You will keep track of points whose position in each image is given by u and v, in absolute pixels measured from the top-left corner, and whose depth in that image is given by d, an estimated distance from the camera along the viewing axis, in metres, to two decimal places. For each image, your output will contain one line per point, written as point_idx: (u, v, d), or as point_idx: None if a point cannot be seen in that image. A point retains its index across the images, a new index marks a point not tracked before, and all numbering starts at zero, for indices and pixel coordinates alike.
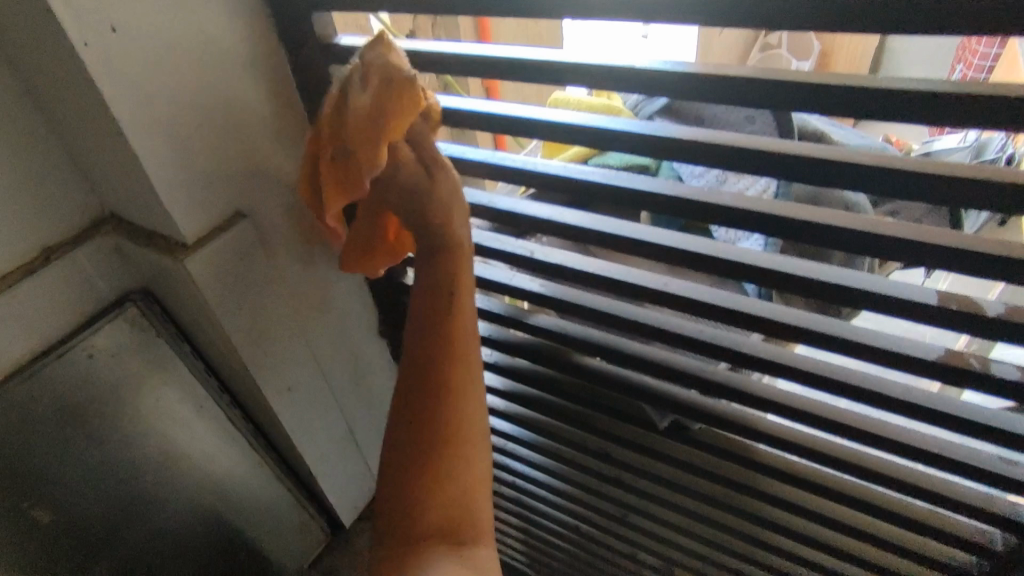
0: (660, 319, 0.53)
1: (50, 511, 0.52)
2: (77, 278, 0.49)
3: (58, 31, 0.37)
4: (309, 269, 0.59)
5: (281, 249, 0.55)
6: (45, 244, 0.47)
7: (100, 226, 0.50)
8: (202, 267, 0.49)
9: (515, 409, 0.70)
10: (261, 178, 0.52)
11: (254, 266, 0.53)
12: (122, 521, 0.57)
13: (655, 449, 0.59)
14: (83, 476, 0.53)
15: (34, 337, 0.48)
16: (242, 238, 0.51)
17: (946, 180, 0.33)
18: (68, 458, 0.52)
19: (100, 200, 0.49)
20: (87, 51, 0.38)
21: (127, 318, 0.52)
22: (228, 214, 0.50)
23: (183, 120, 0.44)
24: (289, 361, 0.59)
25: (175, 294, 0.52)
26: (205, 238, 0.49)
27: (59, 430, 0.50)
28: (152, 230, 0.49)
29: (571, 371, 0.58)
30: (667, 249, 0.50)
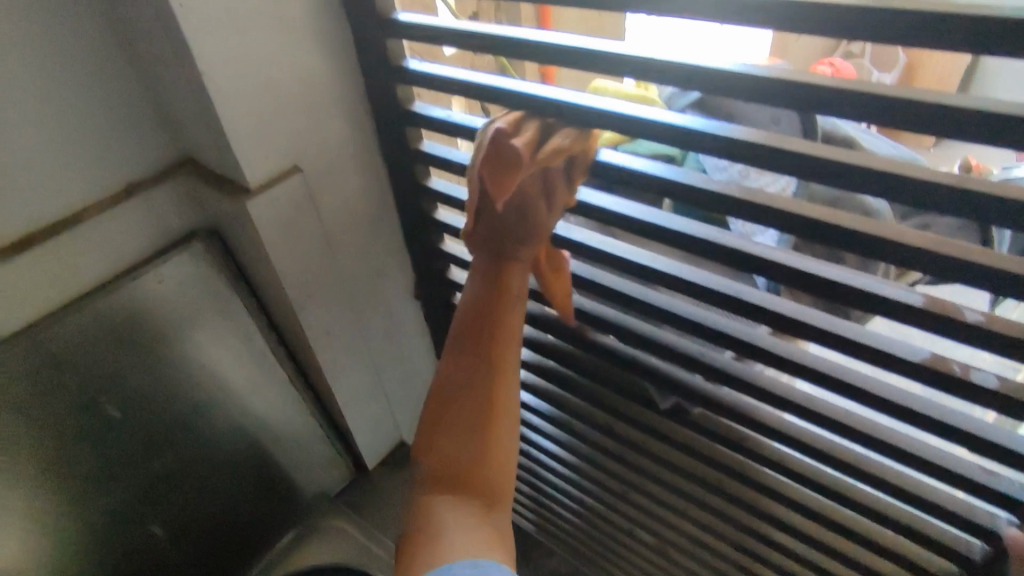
0: (683, 303, 0.56)
1: (115, 410, 0.59)
2: (154, 209, 0.57)
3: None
4: (357, 224, 0.65)
5: (331, 204, 0.61)
6: (133, 180, 0.55)
7: (180, 167, 0.57)
8: (264, 210, 0.55)
9: (536, 380, 0.75)
10: (321, 137, 0.58)
11: (308, 217, 0.59)
12: (172, 431, 0.64)
13: (657, 431, 0.62)
14: (141, 387, 0.60)
15: (112, 257, 0.56)
16: (298, 190, 0.57)
17: (951, 189, 0.35)
18: (136, 370, 0.59)
19: (181, 145, 0.56)
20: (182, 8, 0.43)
21: (193, 250, 0.60)
22: (290, 167, 0.56)
23: (257, 81, 0.50)
24: (331, 309, 0.66)
25: (239, 234, 0.59)
26: (269, 184, 0.55)
27: (130, 342, 0.58)
28: (220, 174, 0.55)
29: (583, 346, 0.62)
30: (689, 235, 0.52)
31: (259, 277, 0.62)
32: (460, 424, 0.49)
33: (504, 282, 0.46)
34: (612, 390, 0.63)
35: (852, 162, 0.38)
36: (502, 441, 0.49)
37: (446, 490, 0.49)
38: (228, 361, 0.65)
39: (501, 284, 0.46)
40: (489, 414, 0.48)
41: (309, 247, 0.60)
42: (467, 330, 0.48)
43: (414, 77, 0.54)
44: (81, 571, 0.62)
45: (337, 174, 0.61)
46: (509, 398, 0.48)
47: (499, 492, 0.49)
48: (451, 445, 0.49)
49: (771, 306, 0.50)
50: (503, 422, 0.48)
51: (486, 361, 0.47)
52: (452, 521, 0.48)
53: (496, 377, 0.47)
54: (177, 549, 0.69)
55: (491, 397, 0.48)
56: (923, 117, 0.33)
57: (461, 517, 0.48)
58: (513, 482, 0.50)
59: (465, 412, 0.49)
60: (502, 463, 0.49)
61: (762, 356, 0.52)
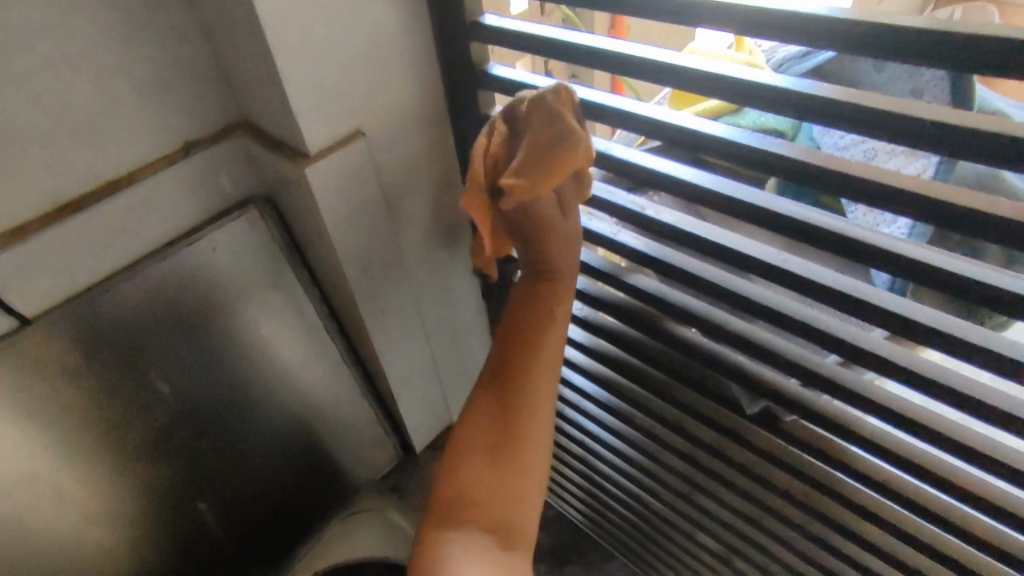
0: (780, 297, 0.49)
1: (165, 384, 0.57)
2: (209, 173, 0.54)
3: None
4: (418, 195, 0.60)
5: (394, 174, 0.57)
6: (187, 142, 0.52)
7: (235, 129, 0.53)
8: (323, 178, 0.51)
9: (600, 370, 0.69)
10: (387, 99, 0.53)
11: (370, 187, 0.54)
12: (220, 406, 0.61)
13: (741, 436, 0.56)
14: (191, 360, 0.58)
15: (165, 223, 0.53)
16: (361, 157, 0.52)
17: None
18: (186, 342, 0.57)
19: (237, 106, 0.53)
20: None
21: (247, 218, 0.56)
22: (352, 131, 0.52)
23: (323, 34, 0.45)
24: (389, 286, 0.62)
25: (296, 203, 0.55)
26: (329, 150, 0.50)
27: (180, 313, 0.56)
28: (279, 138, 0.51)
29: (662, 339, 0.56)
30: (797, 219, 0.46)
31: (314, 248, 0.58)
32: (488, 490, 0.49)
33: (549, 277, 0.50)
34: (687, 387, 0.58)
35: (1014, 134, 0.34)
36: (526, 435, 0.50)
37: (482, 526, 0.49)
38: (278, 336, 0.62)
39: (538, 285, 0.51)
40: (502, 400, 0.50)
41: (370, 218, 0.56)
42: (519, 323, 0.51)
43: (495, 33, 0.51)
44: (127, 544, 0.61)
45: (401, 140, 0.56)
46: (539, 404, 0.50)
47: (509, 525, 0.49)
48: (483, 477, 0.50)
49: (893, 307, 0.43)
50: (524, 422, 0.50)
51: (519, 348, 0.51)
52: (505, 563, 0.48)
53: (519, 380, 0.50)
54: (223, 526, 0.68)
55: (510, 394, 0.50)
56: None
57: (472, 553, 0.47)
58: (535, 478, 0.50)
59: (503, 414, 0.50)
60: (525, 483, 0.50)
61: (873, 363, 0.46)
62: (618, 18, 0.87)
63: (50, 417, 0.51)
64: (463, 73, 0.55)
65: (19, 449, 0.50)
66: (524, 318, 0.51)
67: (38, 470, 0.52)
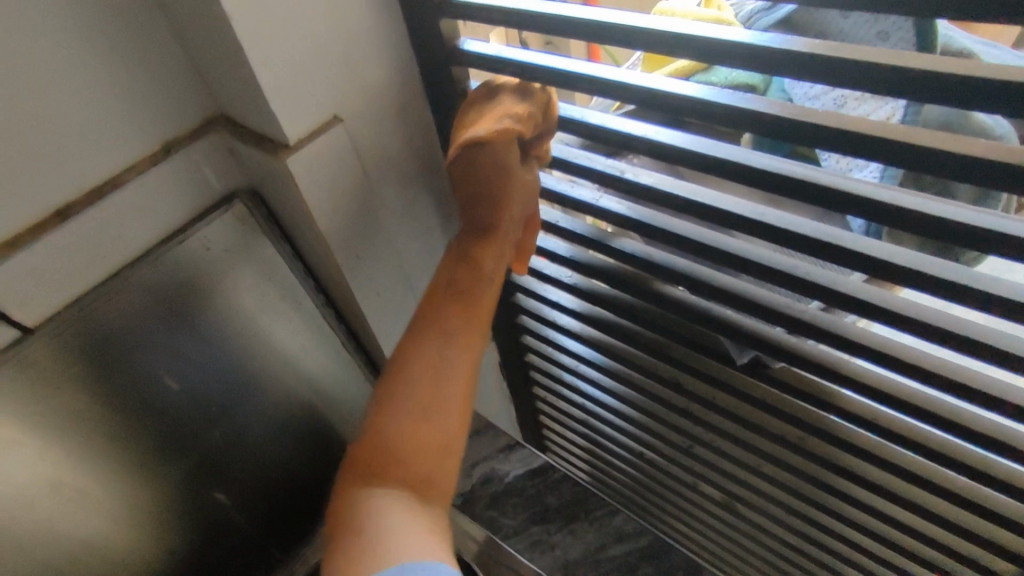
0: (763, 249, 0.50)
1: (174, 382, 0.58)
2: (192, 171, 0.54)
3: None
4: (402, 176, 0.61)
5: (376, 156, 0.57)
6: (166, 142, 0.52)
7: (214, 125, 0.54)
8: (305, 167, 0.51)
9: (594, 333, 0.71)
10: (361, 82, 0.53)
11: (351, 171, 0.55)
12: (223, 400, 0.62)
13: (733, 386, 0.58)
14: (191, 358, 0.59)
15: (155, 225, 0.53)
16: (342, 142, 0.53)
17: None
18: (184, 339, 0.58)
19: (213, 101, 0.53)
20: None
21: (235, 213, 0.57)
22: (330, 118, 0.52)
23: (291, 21, 0.45)
24: (380, 268, 0.63)
25: (280, 194, 0.55)
26: (309, 138, 0.51)
27: (177, 311, 0.56)
28: (258, 130, 0.51)
29: (651, 300, 0.58)
30: (771, 172, 0.47)
31: (303, 236, 0.59)
32: (412, 450, 0.48)
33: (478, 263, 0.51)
34: (676, 343, 0.60)
35: (975, 74, 0.35)
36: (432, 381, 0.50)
37: (411, 459, 0.48)
38: (274, 326, 0.64)
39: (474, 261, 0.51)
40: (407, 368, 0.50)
41: (354, 203, 0.57)
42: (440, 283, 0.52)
43: (463, 8, 0.51)
44: (146, 543, 0.62)
45: (379, 122, 0.56)
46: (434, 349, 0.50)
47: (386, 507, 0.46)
48: (423, 413, 0.49)
49: (868, 250, 0.45)
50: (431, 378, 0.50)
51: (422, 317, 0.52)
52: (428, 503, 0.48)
53: (425, 331, 0.51)
54: (243, 515, 0.69)
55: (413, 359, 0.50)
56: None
57: (395, 512, 0.46)
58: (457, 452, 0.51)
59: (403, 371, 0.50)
60: (438, 447, 0.49)
61: (853, 306, 0.47)
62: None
63: (66, 422, 0.52)
64: (435, 50, 0.55)
65: (39, 456, 0.52)
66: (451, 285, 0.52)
67: (59, 474, 0.54)
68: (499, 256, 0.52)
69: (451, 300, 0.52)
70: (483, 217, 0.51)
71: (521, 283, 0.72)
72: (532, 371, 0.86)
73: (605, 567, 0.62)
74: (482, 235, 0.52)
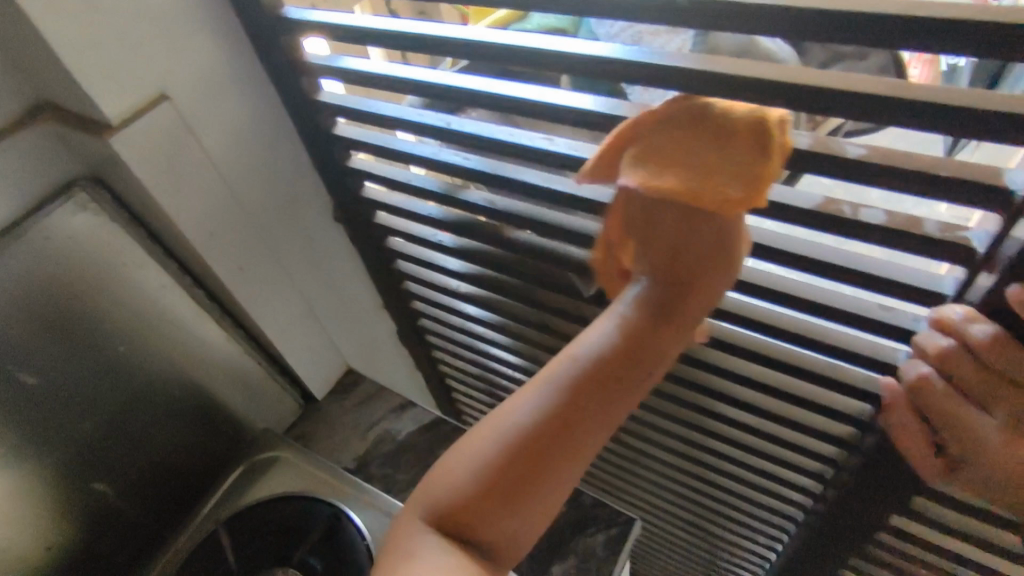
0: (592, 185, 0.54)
1: (33, 377, 0.58)
2: (20, 160, 0.53)
3: None
4: (251, 150, 0.61)
5: (217, 130, 0.57)
6: None
7: (39, 111, 0.53)
8: (132, 146, 0.51)
9: (472, 288, 0.74)
10: (185, 55, 0.53)
11: (188, 147, 0.55)
12: (94, 391, 0.62)
13: (587, 320, 0.62)
14: (48, 351, 0.58)
15: None
16: (171, 117, 0.53)
17: None
18: (38, 333, 0.57)
19: (32, 86, 0.52)
20: None
21: (75, 200, 0.56)
22: (157, 96, 0.52)
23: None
24: (242, 244, 0.63)
25: (118, 176, 0.55)
26: (134, 117, 0.51)
27: (26, 305, 0.55)
28: (80, 112, 0.51)
29: (503, 246, 0.61)
30: (584, 111, 0.50)
31: (153, 218, 0.59)
32: (504, 504, 0.40)
33: (633, 353, 0.39)
34: (536, 286, 0.63)
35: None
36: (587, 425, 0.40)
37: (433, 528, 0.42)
38: (140, 314, 0.63)
39: (659, 338, 0.39)
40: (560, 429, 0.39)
41: (199, 180, 0.57)
42: (648, 342, 0.39)
43: None
44: (24, 537, 0.62)
45: (214, 95, 0.56)
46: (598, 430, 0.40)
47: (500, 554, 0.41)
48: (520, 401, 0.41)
49: None
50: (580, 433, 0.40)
51: (615, 372, 0.39)
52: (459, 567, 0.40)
53: (604, 387, 0.39)
54: (133, 504, 0.69)
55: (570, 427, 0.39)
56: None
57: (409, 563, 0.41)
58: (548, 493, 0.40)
59: (570, 417, 0.39)
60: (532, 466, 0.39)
61: None
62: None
63: None
64: (260, 19, 0.55)
65: None
66: (638, 351, 0.39)
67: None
68: (706, 305, 0.40)
69: (569, 373, 0.40)
70: (603, 335, 0.40)
71: (400, 249, 0.76)
72: (427, 334, 0.89)
73: None
74: (678, 285, 0.38)
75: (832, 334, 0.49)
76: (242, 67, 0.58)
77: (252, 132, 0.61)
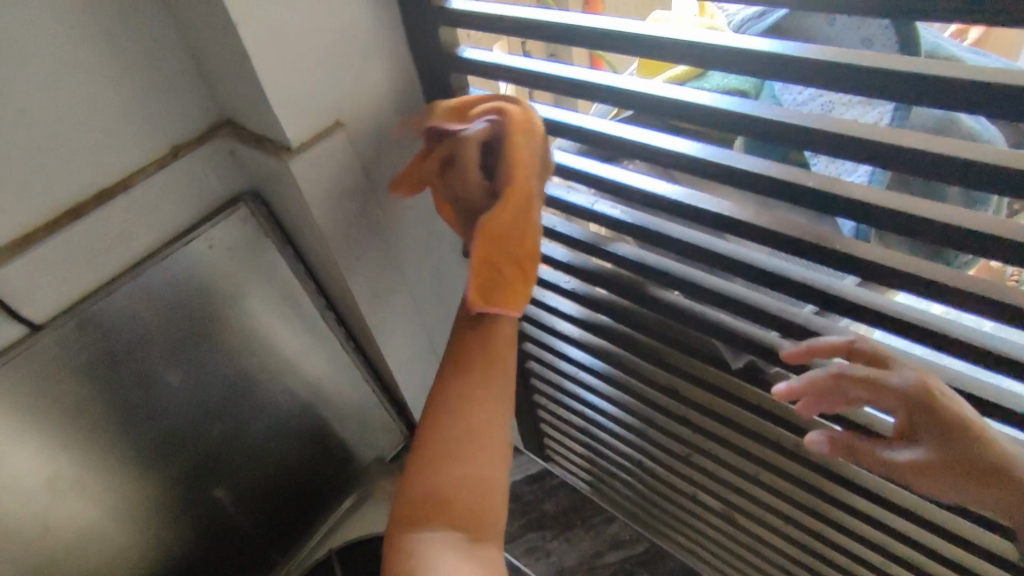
0: (757, 252, 0.51)
1: (177, 377, 0.60)
2: (199, 171, 0.56)
3: None
4: (402, 181, 0.62)
5: (377, 161, 0.59)
6: (171, 146, 0.54)
7: (217, 129, 0.56)
8: (306, 169, 0.53)
9: (589, 338, 0.71)
10: (361, 86, 0.54)
11: (352, 174, 0.56)
12: (226, 399, 0.64)
13: (726, 390, 0.59)
14: (193, 358, 0.60)
15: (158, 226, 0.55)
16: (342, 143, 0.54)
17: None
18: (190, 339, 0.59)
19: (217, 106, 0.55)
20: None
21: (239, 214, 0.59)
22: (331, 122, 0.53)
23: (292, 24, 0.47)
24: (379, 271, 0.63)
25: (282, 197, 0.57)
26: (309, 141, 0.52)
27: (184, 311, 0.58)
28: (259, 133, 0.53)
29: (644, 303, 0.59)
30: (762, 174, 0.47)
31: (302, 239, 0.61)
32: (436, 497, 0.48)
33: (493, 330, 0.52)
34: (674, 349, 0.60)
35: (966, 77, 0.35)
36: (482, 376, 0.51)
37: (446, 532, 0.47)
38: (274, 330, 0.65)
39: (476, 353, 0.52)
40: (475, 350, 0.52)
41: (354, 207, 0.58)
42: (478, 344, 0.51)
43: (462, 17, 0.52)
44: (143, 536, 0.63)
45: (381, 125, 0.58)
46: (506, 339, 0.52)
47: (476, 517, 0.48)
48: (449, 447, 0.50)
49: (861, 252, 0.44)
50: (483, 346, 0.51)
51: (478, 339, 0.51)
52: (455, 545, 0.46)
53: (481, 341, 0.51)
54: (238, 509, 0.71)
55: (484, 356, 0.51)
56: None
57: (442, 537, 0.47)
58: (464, 475, 0.49)
59: (476, 347, 0.51)
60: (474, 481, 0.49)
61: (845, 309, 0.47)
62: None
63: (60, 414, 0.53)
64: (435, 57, 0.56)
65: (34, 455, 0.53)
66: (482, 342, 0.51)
67: (39, 470, 0.54)
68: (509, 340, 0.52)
69: (481, 370, 0.51)
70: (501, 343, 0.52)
71: None
72: (531, 378, 0.86)
73: (600, 573, 0.62)
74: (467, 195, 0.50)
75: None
76: (408, 101, 0.59)
77: (406, 165, 0.62)
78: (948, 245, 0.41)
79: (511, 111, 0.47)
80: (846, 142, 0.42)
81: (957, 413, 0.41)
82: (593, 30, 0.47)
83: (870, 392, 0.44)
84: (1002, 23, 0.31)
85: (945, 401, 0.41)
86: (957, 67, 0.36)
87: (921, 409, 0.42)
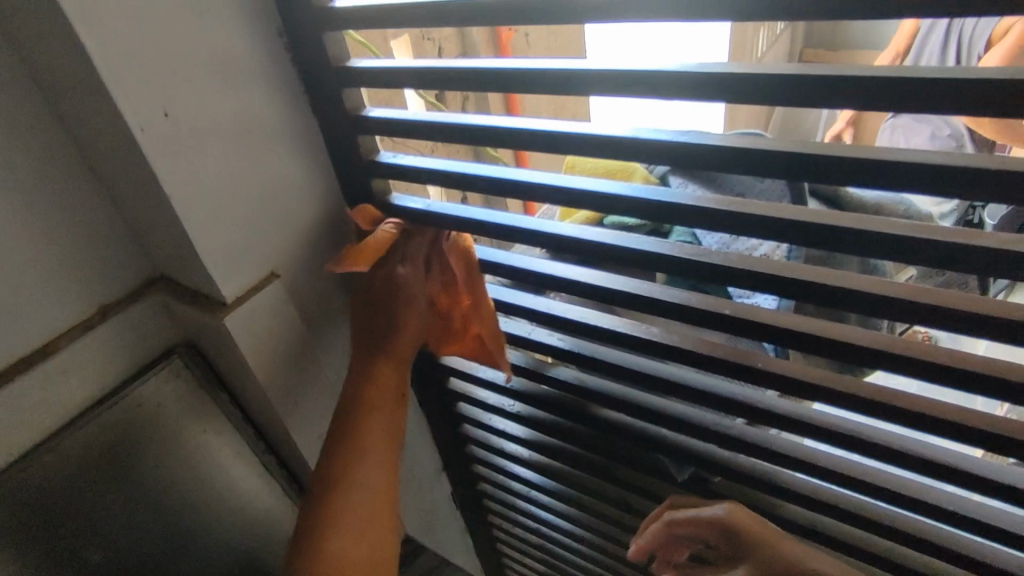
0: (686, 370, 0.54)
1: (98, 554, 0.55)
2: (130, 328, 0.54)
3: (114, 107, 0.41)
4: (340, 320, 0.63)
5: (313, 304, 0.60)
6: (99, 307, 0.52)
7: (151, 285, 0.55)
8: (242, 322, 0.53)
9: (538, 457, 0.72)
10: (296, 237, 0.56)
11: (288, 321, 0.57)
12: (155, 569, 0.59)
13: None
14: (119, 530, 0.56)
15: (83, 390, 0.52)
16: (277, 292, 0.55)
17: (925, 240, 0.38)
18: (116, 511, 0.55)
19: (149, 262, 0.55)
20: (141, 126, 0.42)
21: (171, 368, 0.57)
22: (267, 273, 0.55)
23: (224, 188, 0.49)
24: (319, 413, 0.62)
25: (217, 347, 0.56)
26: (245, 296, 0.53)
27: (111, 482, 0.55)
28: (192, 288, 0.53)
29: (588, 422, 0.60)
30: (682, 305, 0.50)
31: (239, 386, 0.60)
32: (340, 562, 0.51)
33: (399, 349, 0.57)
34: (622, 465, 0.61)
35: (839, 222, 0.40)
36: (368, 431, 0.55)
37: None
38: (212, 483, 0.62)
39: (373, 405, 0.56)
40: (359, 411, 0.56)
41: (292, 352, 0.58)
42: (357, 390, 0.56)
43: (392, 170, 0.56)
44: None
45: (318, 271, 0.59)
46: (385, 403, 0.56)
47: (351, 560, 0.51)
48: (363, 484, 0.54)
49: (779, 370, 0.48)
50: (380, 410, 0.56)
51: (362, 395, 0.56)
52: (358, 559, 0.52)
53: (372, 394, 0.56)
54: None
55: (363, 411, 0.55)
56: (918, 176, 0.34)
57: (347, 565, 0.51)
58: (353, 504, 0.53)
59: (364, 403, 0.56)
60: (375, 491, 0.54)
61: (774, 422, 0.50)
62: (512, 98, 0.98)
63: None
64: (369, 204, 0.59)
65: None
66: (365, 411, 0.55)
67: None
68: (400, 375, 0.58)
69: (375, 420, 0.56)
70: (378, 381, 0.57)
71: (469, 414, 0.74)
72: (485, 499, 0.84)
73: None
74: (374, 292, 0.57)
75: (952, 528, 0.48)
76: (344, 244, 0.61)
77: (343, 305, 0.63)
78: (842, 358, 0.46)
79: (455, 236, 0.57)
80: (751, 276, 0.46)
81: (751, 527, 0.49)
82: (511, 181, 0.52)
83: (702, 531, 0.52)
84: (856, 182, 0.36)
85: (739, 518, 0.49)
86: (831, 211, 0.41)
87: (729, 527, 0.50)
